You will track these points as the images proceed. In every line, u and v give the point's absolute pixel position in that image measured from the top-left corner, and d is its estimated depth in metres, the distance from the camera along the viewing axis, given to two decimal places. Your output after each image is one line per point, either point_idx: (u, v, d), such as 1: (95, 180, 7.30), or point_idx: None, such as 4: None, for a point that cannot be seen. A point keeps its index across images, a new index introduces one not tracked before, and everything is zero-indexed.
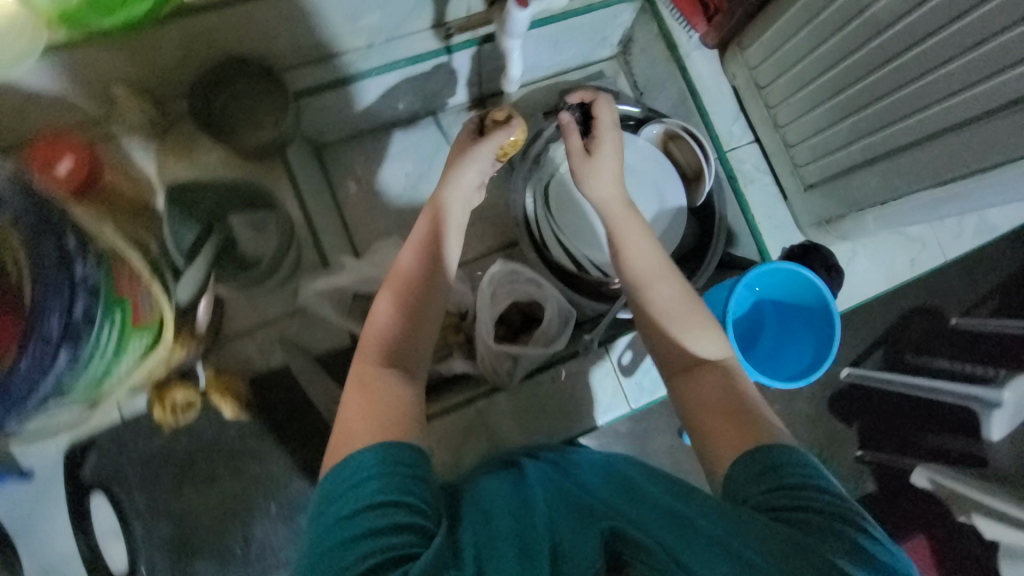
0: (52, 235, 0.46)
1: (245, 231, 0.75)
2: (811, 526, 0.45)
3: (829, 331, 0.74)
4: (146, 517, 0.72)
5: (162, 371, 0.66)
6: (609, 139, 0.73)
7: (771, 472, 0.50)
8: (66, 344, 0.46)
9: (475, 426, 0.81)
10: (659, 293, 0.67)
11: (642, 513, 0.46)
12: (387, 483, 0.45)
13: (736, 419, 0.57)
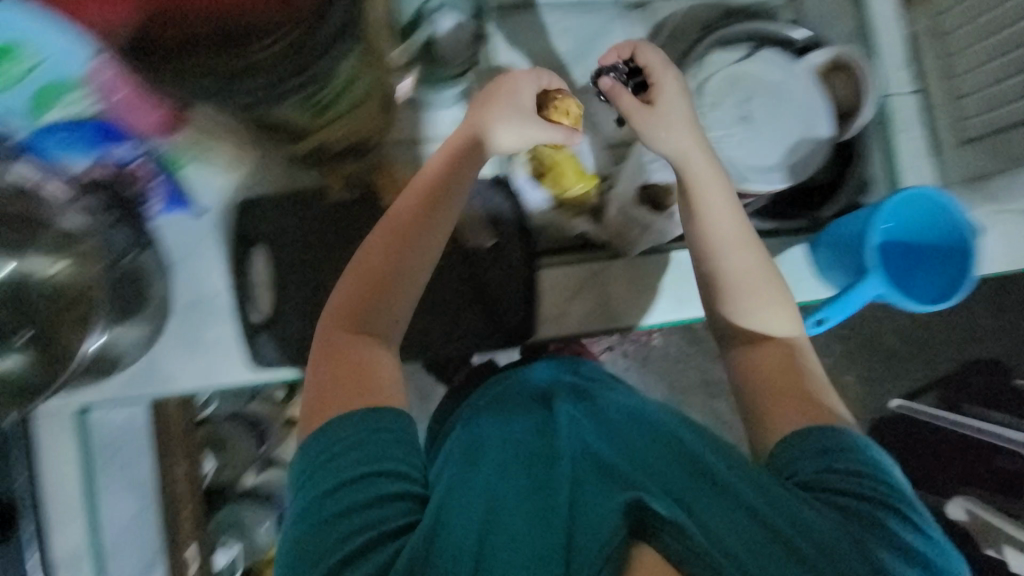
0: None
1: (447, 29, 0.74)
2: (850, 510, 0.53)
3: (961, 267, 0.78)
4: (294, 275, 0.80)
5: (338, 135, 0.72)
6: (678, 101, 0.71)
7: (827, 451, 0.58)
8: (334, 46, 0.55)
9: (587, 284, 0.86)
10: (732, 263, 0.70)
11: (674, 470, 0.53)
12: (381, 458, 0.54)
13: (806, 399, 0.64)
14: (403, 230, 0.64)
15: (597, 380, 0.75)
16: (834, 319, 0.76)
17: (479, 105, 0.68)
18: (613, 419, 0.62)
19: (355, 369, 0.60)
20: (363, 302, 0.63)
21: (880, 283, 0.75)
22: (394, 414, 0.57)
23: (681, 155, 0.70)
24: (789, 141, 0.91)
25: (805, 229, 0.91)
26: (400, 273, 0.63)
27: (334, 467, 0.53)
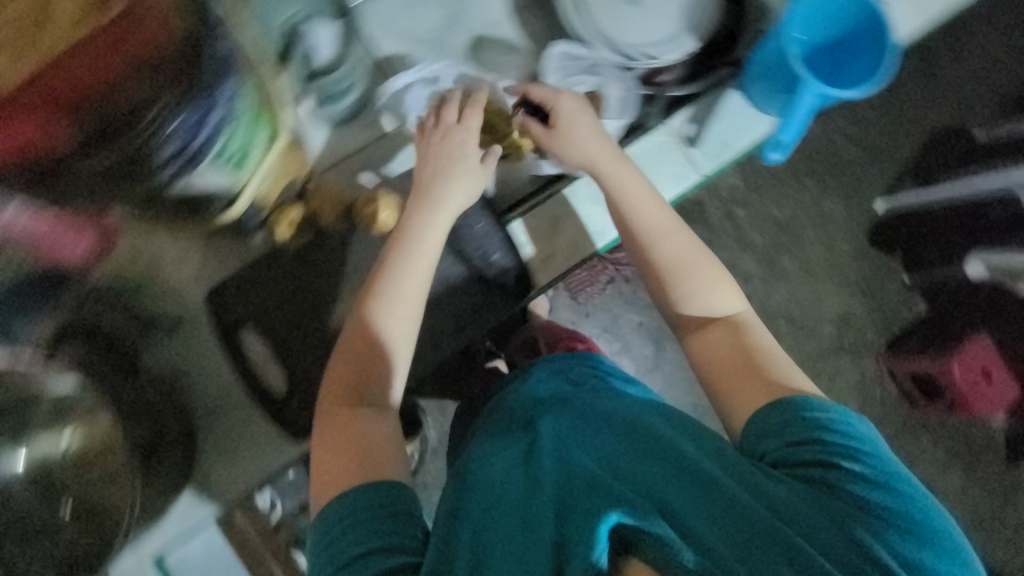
0: (213, 43, 0.55)
1: (324, 41, 0.72)
2: (815, 479, 0.63)
3: (878, 38, 0.78)
4: (287, 341, 0.77)
5: (279, 181, 0.73)
6: (580, 116, 0.84)
7: (785, 427, 0.69)
8: (206, 133, 0.56)
9: (560, 214, 0.88)
10: (665, 252, 0.84)
11: (658, 471, 0.63)
12: (376, 528, 0.62)
13: (745, 367, 0.77)
14: (357, 350, 0.73)
15: (576, 389, 0.83)
16: (790, 138, 0.84)
17: (417, 172, 0.78)
18: (595, 429, 0.72)
19: (341, 454, 0.70)
20: (358, 379, 0.73)
21: (812, 85, 0.76)
22: (378, 492, 0.65)
23: (592, 162, 0.83)
24: (679, 3, 0.93)
25: (731, 77, 0.91)
26: (376, 343, 0.73)
27: (342, 545, 0.62)
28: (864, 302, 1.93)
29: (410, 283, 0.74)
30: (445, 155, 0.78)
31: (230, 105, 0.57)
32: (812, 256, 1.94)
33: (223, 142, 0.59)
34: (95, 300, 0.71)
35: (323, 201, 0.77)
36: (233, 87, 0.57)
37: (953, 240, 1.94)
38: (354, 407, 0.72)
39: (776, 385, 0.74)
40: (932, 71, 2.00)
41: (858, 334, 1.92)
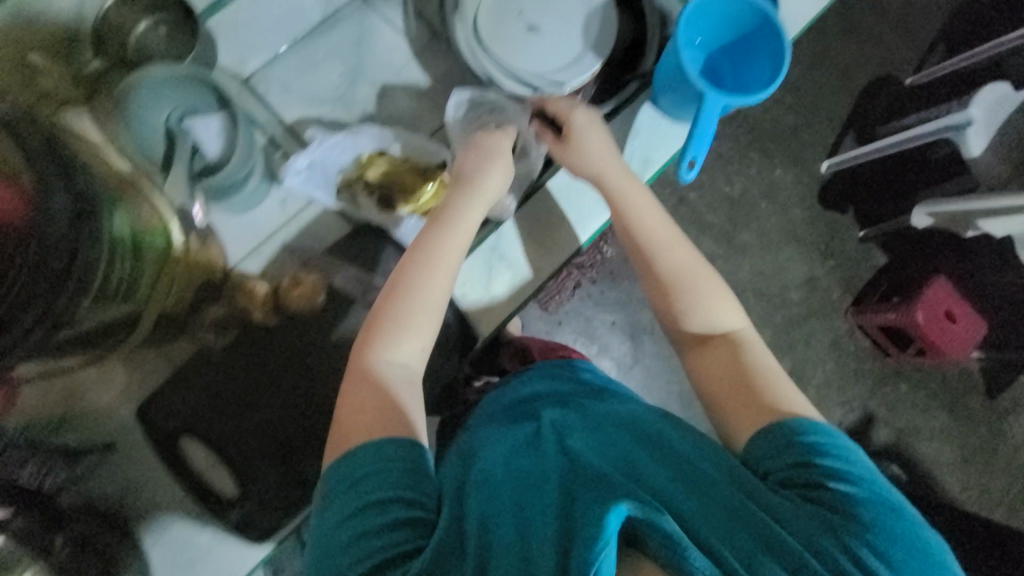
0: (65, 178, 0.54)
1: (207, 137, 0.69)
2: (821, 499, 0.62)
3: (776, 41, 0.78)
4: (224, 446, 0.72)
5: (192, 284, 0.69)
6: (591, 132, 0.83)
7: (786, 447, 0.67)
8: (88, 272, 0.53)
9: (494, 259, 0.85)
10: (666, 262, 0.82)
11: (666, 478, 0.62)
12: (393, 484, 0.61)
13: (749, 386, 0.74)
14: (396, 304, 0.71)
15: (579, 394, 0.82)
16: (702, 154, 0.78)
17: (461, 162, 0.79)
18: (615, 429, 0.69)
19: (352, 422, 0.66)
20: (375, 347, 0.70)
21: (713, 98, 0.75)
22: (397, 456, 0.62)
23: (598, 175, 0.83)
24: (578, 24, 0.92)
25: (641, 91, 0.92)
26: (415, 309, 0.71)
27: (353, 495, 0.60)
28: (826, 262, 1.94)
29: (447, 256, 0.72)
30: (475, 168, 0.78)
31: (103, 233, 0.56)
32: (769, 226, 1.93)
33: (110, 272, 0.56)
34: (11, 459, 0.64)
35: (244, 294, 0.73)
36: (100, 214, 0.56)
37: (900, 190, 1.95)
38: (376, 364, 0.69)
39: (781, 403, 0.71)
40: (857, 20, 1.96)
41: (825, 295, 1.93)
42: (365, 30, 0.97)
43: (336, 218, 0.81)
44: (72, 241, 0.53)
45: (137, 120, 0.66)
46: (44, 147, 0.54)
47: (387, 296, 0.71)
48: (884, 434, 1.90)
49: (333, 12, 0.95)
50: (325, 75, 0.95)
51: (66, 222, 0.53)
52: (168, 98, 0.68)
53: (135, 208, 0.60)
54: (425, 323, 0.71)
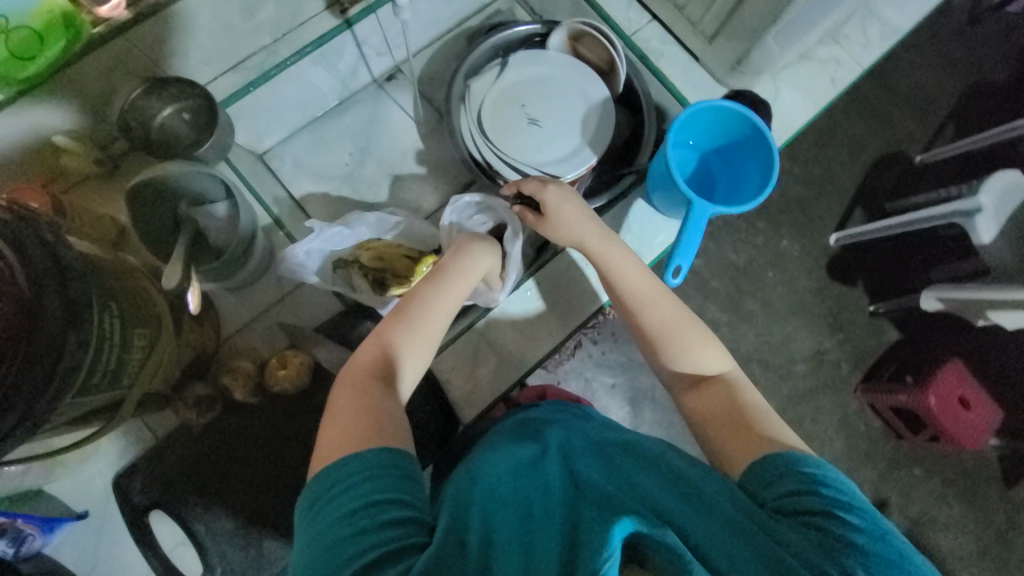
0: (54, 278, 0.49)
1: (209, 220, 0.72)
2: (824, 527, 0.55)
3: (766, 154, 0.81)
4: (192, 528, 0.71)
5: (168, 356, 0.68)
6: (567, 203, 0.79)
7: (780, 477, 0.61)
8: (63, 378, 0.48)
9: (481, 344, 0.85)
10: (649, 319, 0.78)
11: (668, 493, 0.56)
12: (393, 482, 0.56)
13: (742, 425, 0.70)
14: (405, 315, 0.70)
15: (576, 419, 0.79)
16: (689, 261, 0.81)
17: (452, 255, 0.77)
18: (609, 450, 0.65)
19: (348, 421, 0.62)
20: (383, 357, 0.68)
21: (701, 206, 0.77)
22: (397, 458, 0.58)
23: (580, 243, 0.81)
24: (577, 119, 0.97)
25: (635, 185, 0.94)
26: (412, 324, 0.71)
27: (349, 495, 0.55)
28: (834, 335, 1.89)
29: (445, 302, 0.73)
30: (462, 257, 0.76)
31: (88, 328, 0.51)
32: (776, 296, 1.89)
33: (94, 366, 0.53)
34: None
35: (234, 371, 0.75)
36: (86, 311, 0.51)
37: (913, 267, 1.90)
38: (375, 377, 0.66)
39: (775, 437, 0.67)
40: (868, 95, 1.95)
41: (833, 369, 1.87)
42: (377, 114, 1.04)
43: (329, 298, 0.83)
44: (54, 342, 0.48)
45: (152, 206, 0.72)
46: (35, 233, 0.49)
47: (385, 332, 0.69)
48: (896, 521, 1.79)
49: (348, 97, 1.02)
50: (336, 153, 1.02)
51: (60, 309, 0.48)
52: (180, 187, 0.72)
53: (118, 300, 0.57)
54: (415, 373, 0.69)
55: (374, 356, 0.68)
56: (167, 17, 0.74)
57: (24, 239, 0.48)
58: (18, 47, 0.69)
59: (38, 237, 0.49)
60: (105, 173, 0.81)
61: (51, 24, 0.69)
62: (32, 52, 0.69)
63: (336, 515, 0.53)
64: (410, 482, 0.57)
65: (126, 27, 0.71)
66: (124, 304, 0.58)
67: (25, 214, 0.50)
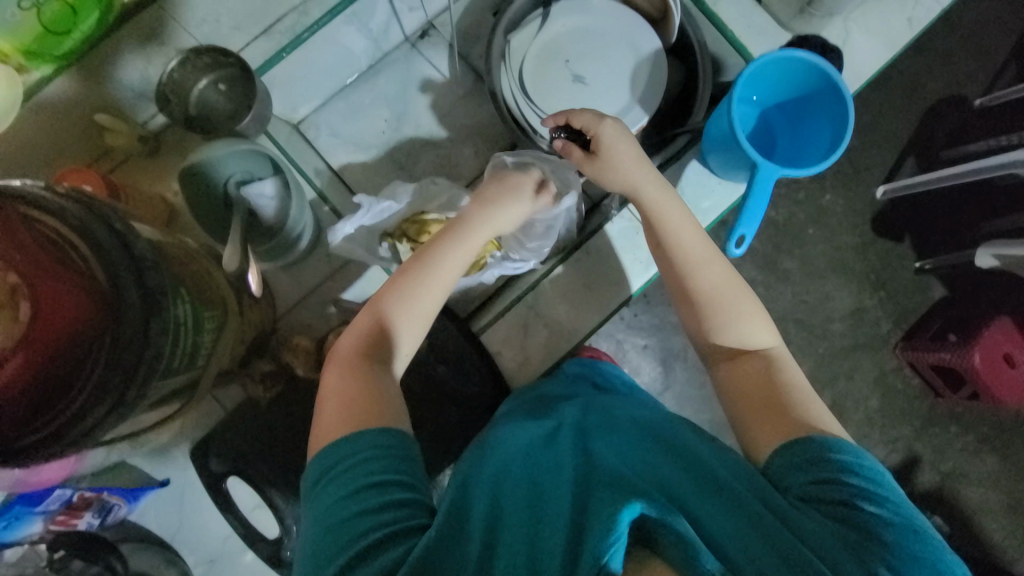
0: (127, 269, 0.49)
1: (262, 198, 0.72)
2: (846, 520, 0.53)
3: (841, 109, 0.74)
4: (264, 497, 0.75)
5: (235, 339, 0.69)
6: (620, 144, 0.76)
7: (807, 463, 0.59)
8: (145, 369, 0.49)
9: (531, 317, 0.84)
10: (704, 280, 0.73)
11: (682, 479, 0.55)
12: (389, 463, 0.56)
13: (781, 406, 0.65)
14: (411, 278, 0.68)
15: (591, 390, 0.77)
16: (753, 230, 0.77)
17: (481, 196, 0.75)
18: (618, 428, 0.64)
19: (354, 396, 0.62)
20: (381, 326, 0.66)
21: (767, 170, 0.72)
22: (396, 438, 0.58)
23: (632, 188, 0.76)
24: (626, 74, 0.91)
25: (689, 147, 0.89)
26: (415, 287, 0.67)
27: (349, 475, 0.55)
28: (875, 293, 1.82)
29: (454, 258, 0.70)
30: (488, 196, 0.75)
31: (163, 314, 0.52)
32: (815, 254, 1.82)
33: (172, 350, 0.54)
34: (65, 509, 0.70)
35: (295, 349, 0.76)
36: (158, 298, 0.51)
37: (966, 221, 1.80)
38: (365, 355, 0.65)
39: (810, 417, 0.64)
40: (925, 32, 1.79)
41: (872, 327, 1.82)
42: (412, 74, 0.99)
43: (380, 274, 0.83)
44: (131, 335, 0.48)
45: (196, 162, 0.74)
46: (105, 224, 0.49)
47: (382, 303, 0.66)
48: (927, 477, 1.79)
49: (382, 57, 0.98)
50: (373, 119, 0.99)
51: (139, 298, 0.49)
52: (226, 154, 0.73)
53: (183, 280, 0.57)
54: (410, 343, 0.67)
55: (376, 325, 0.66)
56: None
57: (93, 230, 0.48)
58: (52, 22, 0.68)
59: (109, 228, 0.49)
60: (149, 151, 0.79)
61: None
62: (67, 25, 0.69)
63: (337, 495, 0.54)
64: (410, 461, 0.57)
65: None
66: (190, 287, 0.58)
67: (88, 202, 0.50)
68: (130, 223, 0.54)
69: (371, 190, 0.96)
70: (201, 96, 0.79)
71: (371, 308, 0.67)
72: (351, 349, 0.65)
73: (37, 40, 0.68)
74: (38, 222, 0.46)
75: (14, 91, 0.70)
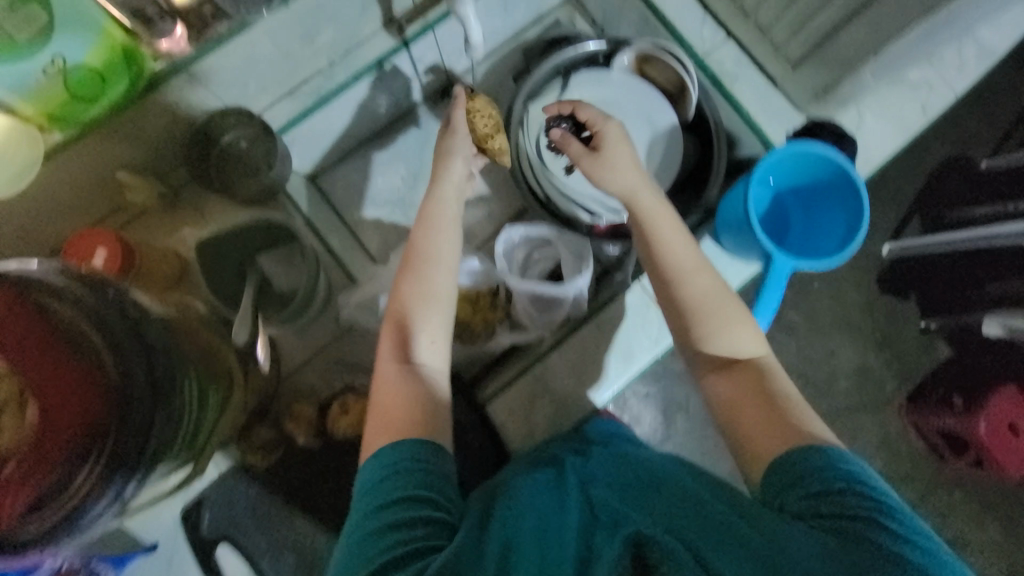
0: (138, 357, 0.48)
1: (274, 269, 0.74)
2: (852, 534, 0.49)
3: (855, 204, 0.75)
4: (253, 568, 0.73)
5: (240, 409, 0.68)
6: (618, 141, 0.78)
7: (800, 479, 0.55)
8: (146, 459, 0.48)
9: (539, 389, 0.82)
10: (692, 288, 0.70)
11: (682, 520, 0.51)
12: (422, 480, 0.57)
13: (778, 418, 0.61)
14: (421, 258, 0.73)
15: (594, 444, 0.73)
16: (766, 321, 0.75)
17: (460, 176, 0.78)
18: (608, 472, 0.62)
19: (399, 407, 0.64)
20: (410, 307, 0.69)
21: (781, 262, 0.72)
22: (433, 452, 0.60)
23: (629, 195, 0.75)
24: (641, 148, 0.93)
25: (702, 224, 0.89)
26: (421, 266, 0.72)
27: (375, 493, 0.56)
28: (881, 351, 1.78)
29: (447, 237, 0.75)
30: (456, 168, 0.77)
31: (170, 399, 0.51)
32: (820, 309, 1.79)
33: (177, 428, 0.52)
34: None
35: (298, 415, 0.75)
36: (167, 383, 0.50)
37: (972, 284, 1.79)
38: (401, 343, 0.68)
39: (802, 426, 0.60)
40: None
41: (877, 386, 1.78)
42: (432, 134, 1.00)
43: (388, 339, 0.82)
44: (134, 425, 0.46)
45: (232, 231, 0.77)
46: (118, 310, 0.49)
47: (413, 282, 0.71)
48: None
49: (402, 116, 0.99)
50: (389, 176, 1.00)
51: (147, 387, 0.48)
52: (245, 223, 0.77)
53: (189, 350, 0.56)
54: (440, 328, 0.70)
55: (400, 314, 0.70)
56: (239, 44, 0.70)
57: (107, 318, 0.47)
58: (78, 88, 0.62)
59: (123, 316, 0.49)
60: (166, 205, 0.81)
61: (113, 63, 0.63)
62: (95, 93, 0.63)
63: (368, 510, 0.55)
64: (434, 475, 0.58)
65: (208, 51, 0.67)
66: (200, 366, 0.57)
67: (97, 284, 0.50)
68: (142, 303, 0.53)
69: (383, 246, 0.96)
70: (224, 154, 0.79)
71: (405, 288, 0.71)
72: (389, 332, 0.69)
73: (63, 106, 0.63)
74: (55, 313, 0.46)
75: (33, 159, 0.64)
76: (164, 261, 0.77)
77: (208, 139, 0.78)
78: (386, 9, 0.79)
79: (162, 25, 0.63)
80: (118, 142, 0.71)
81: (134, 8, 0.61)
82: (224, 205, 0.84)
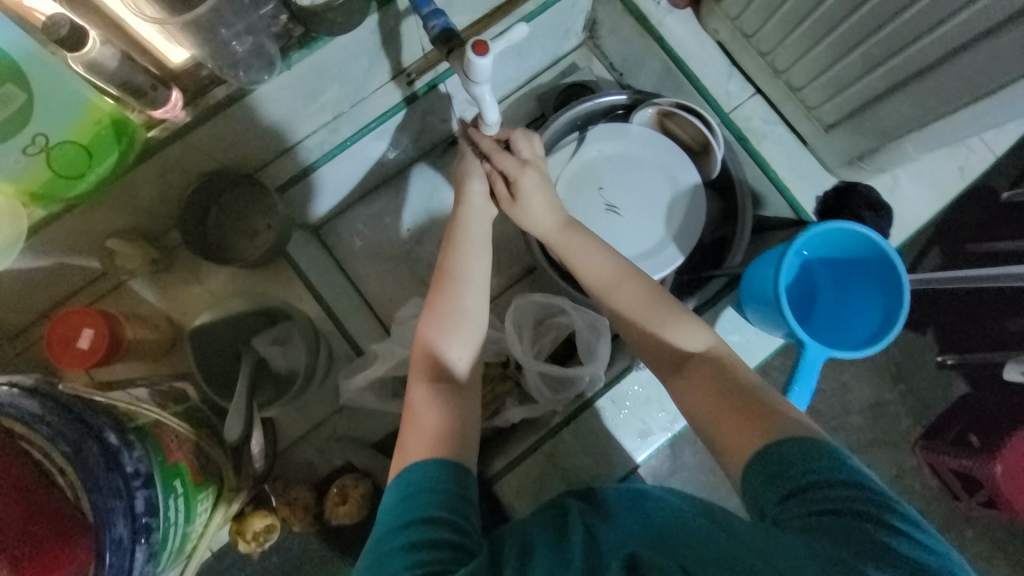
0: (119, 476, 0.45)
1: (271, 350, 0.73)
2: (846, 529, 0.43)
3: (895, 287, 0.70)
4: None
5: (235, 499, 0.64)
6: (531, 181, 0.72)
7: (784, 474, 0.50)
8: None
9: (550, 469, 0.76)
10: (619, 303, 0.69)
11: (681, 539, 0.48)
12: (444, 501, 0.52)
13: (749, 409, 0.56)
14: (439, 279, 0.68)
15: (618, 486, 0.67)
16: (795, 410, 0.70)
17: (460, 184, 0.76)
18: (619, 506, 0.57)
19: (436, 434, 0.59)
20: (440, 333, 0.65)
21: (814, 352, 0.68)
22: (467, 478, 0.55)
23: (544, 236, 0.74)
24: (662, 207, 0.88)
25: (725, 290, 0.84)
26: (451, 290, 0.67)
27: (393, 510, 0.52)
28: (895, 387, 1.42)
29: (475, 254, 0.70)
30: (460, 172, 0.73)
31: (156, 514, 0.48)
32: None
33: (161, 530, 0.48)
34: None
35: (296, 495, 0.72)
36: (152, 493, 0.48)
37: None
38: (433, 376, 0.63)
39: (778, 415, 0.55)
40: None
41: (892, 425, 1.41)
42: (440, 186, 0.97)
43: (391, 413, 0.78)
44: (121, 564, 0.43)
45: (220, 319, 0.73)
46: (91, 426, 0.45)
47: (449, 306, 0.66)
48: None
49: (409, 165, 0.95)
50: (394, 227, 0.95)
51: (130, 515, 0.45)
52: (237, 309, 0.74)
53: (170, 440, 0.53)
54: (469, 355, 0.66)
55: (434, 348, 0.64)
56: (235, 111, 0.64)
57: (85, 439, 0.44)
58: (62, 166, 0.57)
59: (98, 436, 0.45)
60: (160, 270, 0.77)
61: (99, 136, 0.57)
62: (81, 169, 0.58)
63: (387, 524, 0.51)
64: (458, 496, 0.53)
65: (206, 117, 0.62)
66: (188, 466, 0.55)
67: (67, 398, 0.46)
68: (119, 408, 0.50)
69: (387, 301, 0.93)
70: (220, 214, 0.77)
71: (438, 310, 0.66)
72: (418, 378, 0.63)
73: (44, 184, 0.58)
74: (27, 440, 0.43)
75: (14, 236, 0.60)
76: (155, 332, 0.73)
77: (206, 201, 0.75)
78: (395, 63, 0.74)
79: (155, 94, 0.57)
80: (105, 209, 0.66)
81: (123, 81, 0.54)
82: (220, 270, 0.80)
